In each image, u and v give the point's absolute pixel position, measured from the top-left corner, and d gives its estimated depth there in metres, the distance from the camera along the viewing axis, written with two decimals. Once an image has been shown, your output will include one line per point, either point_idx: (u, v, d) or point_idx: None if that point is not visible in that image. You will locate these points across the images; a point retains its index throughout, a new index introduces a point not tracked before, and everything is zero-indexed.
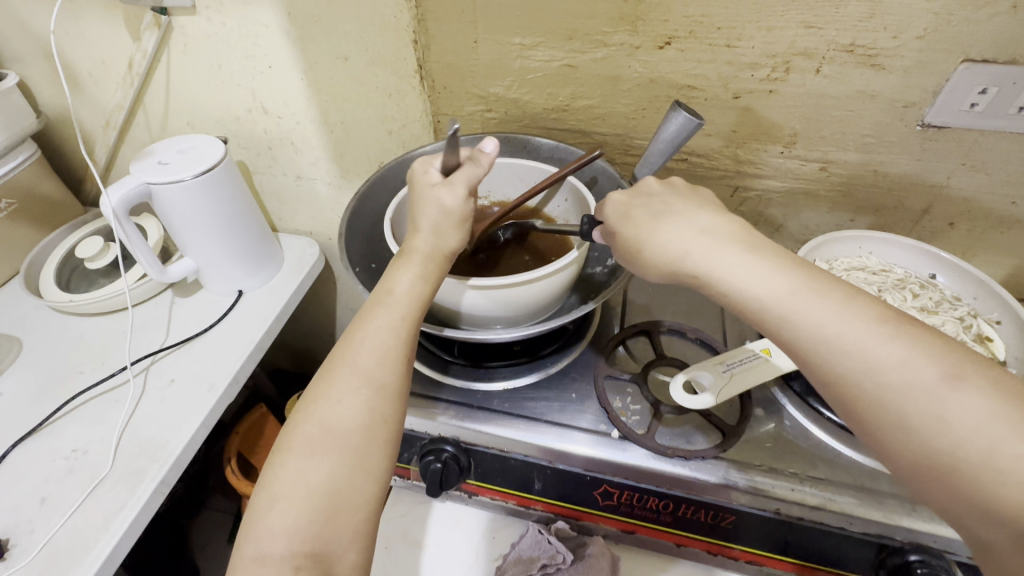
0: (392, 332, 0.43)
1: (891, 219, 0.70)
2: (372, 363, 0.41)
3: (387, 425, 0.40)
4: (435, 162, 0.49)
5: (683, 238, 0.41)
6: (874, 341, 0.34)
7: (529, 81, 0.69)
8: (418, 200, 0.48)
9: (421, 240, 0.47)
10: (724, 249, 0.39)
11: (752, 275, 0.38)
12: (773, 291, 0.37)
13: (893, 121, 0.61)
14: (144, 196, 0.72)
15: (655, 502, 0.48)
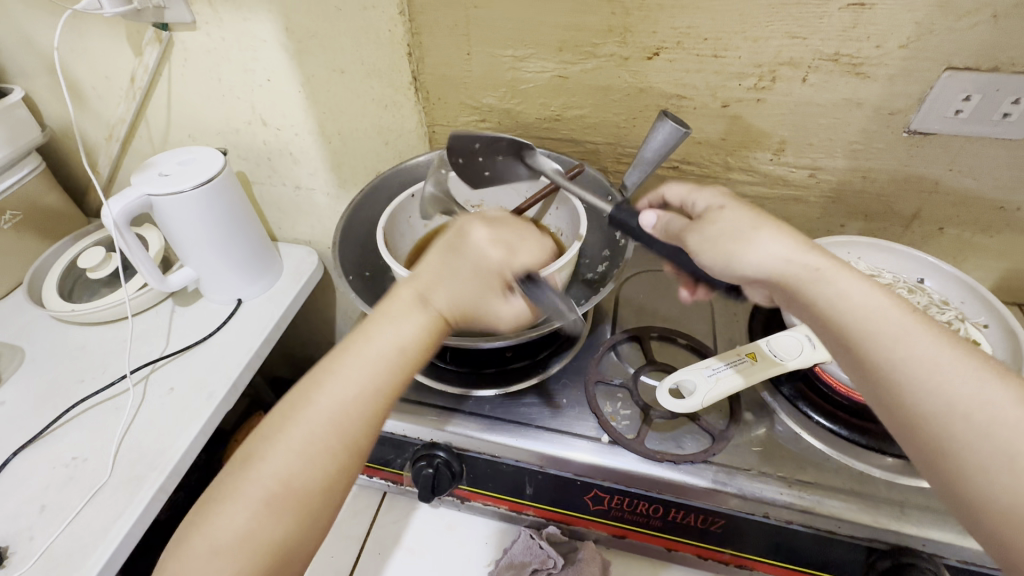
0: (366, 379, 0.41)
1: (882, 223, 0.71)
2: (336, 408, 0.40)
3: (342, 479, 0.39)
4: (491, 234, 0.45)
5: (760, 245, 0.41)
6: (970, 384, 0.34)
7: (521, 91, 0.70)
8: (450, 269, 0.44)
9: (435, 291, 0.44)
10: (792, 262, 0.40)
11: (824, 277, 0.39)
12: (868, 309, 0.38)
13: (880, 128, 0.61)
14: (143, 207, 0.74)
15: (644, 507, 0.48)
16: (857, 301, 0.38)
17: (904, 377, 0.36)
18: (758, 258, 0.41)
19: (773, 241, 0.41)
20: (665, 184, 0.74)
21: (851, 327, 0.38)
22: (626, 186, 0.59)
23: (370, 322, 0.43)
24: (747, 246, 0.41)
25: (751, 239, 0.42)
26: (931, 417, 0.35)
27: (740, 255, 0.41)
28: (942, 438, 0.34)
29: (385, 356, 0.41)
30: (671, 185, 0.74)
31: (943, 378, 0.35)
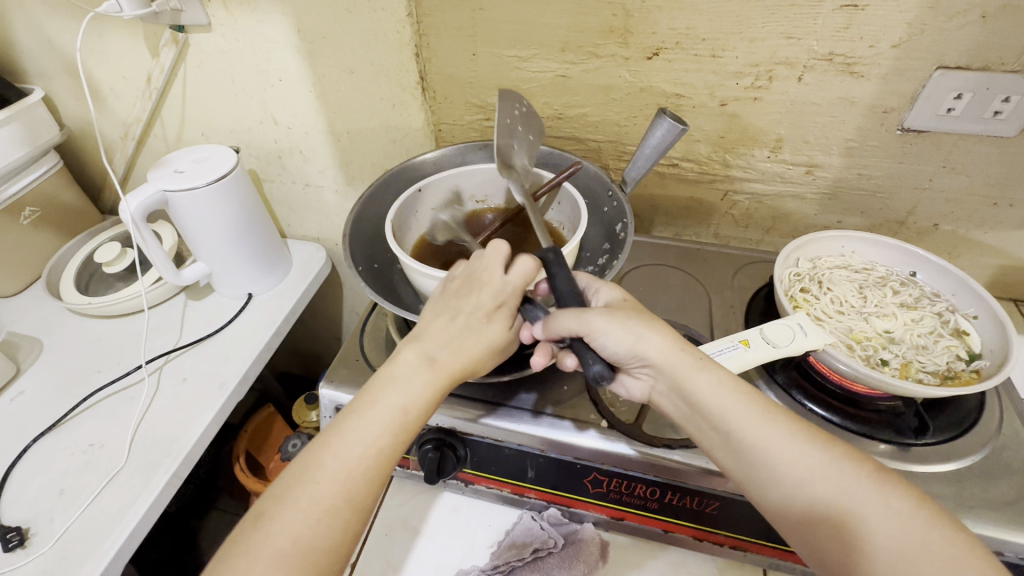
0: (373, 443, 0.44)
1: (878, 220, 0.72)
2: (345, 471, 0.42)
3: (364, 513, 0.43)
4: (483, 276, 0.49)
5: (648, 338, 0.45)
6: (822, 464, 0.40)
7: (525, 91, 0.72)
8: (448, 332, 0.48)
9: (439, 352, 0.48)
10: (671, 359, 0.45)
11: (695, 370, 0.45)
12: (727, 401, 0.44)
13: (875, 126, 0.63)
14: (159, 203, 0.76)
15: (642, 489, 0.50)
16: (718, 392, 0.44)
17: (769, 457, 0.41)
18: (650, 349, 0.45)
19: (658, 335, 0.46)
20: (664, 180, 0.76)
21: (719, 415, 0.43)
22: (627, 182, 0.61)
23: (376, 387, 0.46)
24: (635, 341, 0.45)
25: (642, 329, 0.46)
26: (795, 487, 0.40)
27: (635, 342, 0.45)
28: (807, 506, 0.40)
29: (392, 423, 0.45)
30: (670, 181, 0.76)
31: (798, 453, 0.41)
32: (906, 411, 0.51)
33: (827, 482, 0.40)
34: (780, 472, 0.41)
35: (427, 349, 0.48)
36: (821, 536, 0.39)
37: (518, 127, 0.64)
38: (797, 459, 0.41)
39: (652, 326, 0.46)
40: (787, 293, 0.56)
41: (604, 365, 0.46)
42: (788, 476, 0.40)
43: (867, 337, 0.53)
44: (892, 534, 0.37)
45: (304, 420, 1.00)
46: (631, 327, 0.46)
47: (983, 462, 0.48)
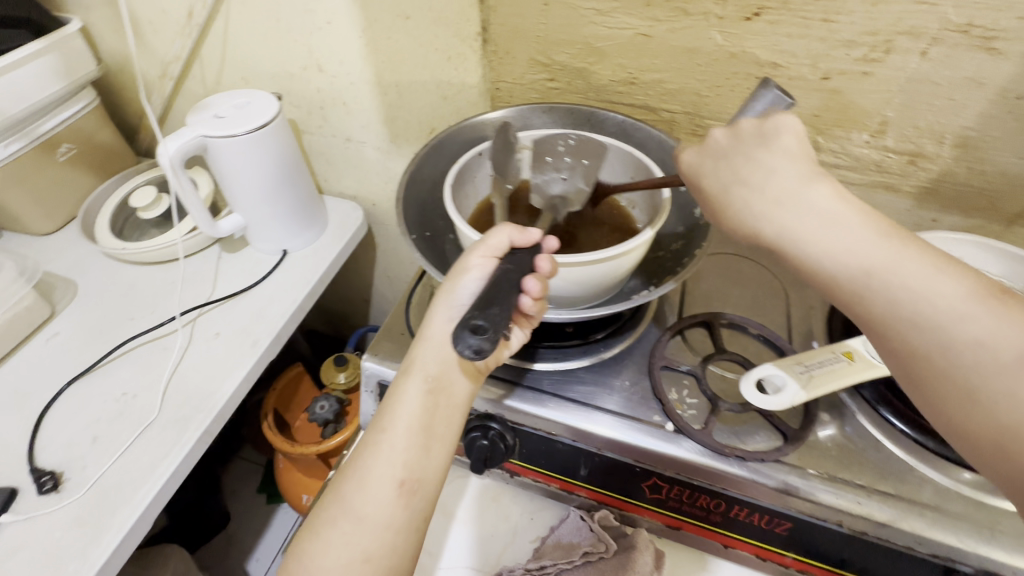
0: (388, 470, 0.43)
1: (980, 222, 0.64)
2: (375, 507, 0.42)
3: (409, 527, 0.43)
4: (470, 259, 0.46)
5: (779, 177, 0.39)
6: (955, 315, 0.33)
7: (598, 50, 0.65)
8: (429, 326, 0.47)
9: (427, 361, 0.47)
10: (783, 198, 0.39)
11: (799, 217, 0.38)
12: (842, 238, 0.37)
13: (1002, 113, 0.55)
14: (198, 148, 0.72)
15: (705, 501, 0.46)
16: (828, 245, 0.37)
17: (903, 319, 0.34)
18: (741, 204, 0.41)
19: (791, 174, 0.39)
20: None
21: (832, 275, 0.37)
22: None
23: (379, 418, 0.46)
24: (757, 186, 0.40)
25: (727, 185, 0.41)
26: (939, 363, 0.33)
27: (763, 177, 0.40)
28: (940, 378, 0.33)
29: (400, 438, 0.44)
30: None
31: (948, 321, 0.33)
32: None
33: (957, 332, 0.33)
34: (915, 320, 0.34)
35: (414, 363, 0.47)
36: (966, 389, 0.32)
37: (566, 158, 0.58)
38: (936, 306, 0.34)
39: (762, 164, 0.40)
40: None
41: (481, 336, 0.38)
42: (930, 344, 0.34)
43: None
44: None
45: (331, 381, 0.98)
46: (761, 166, 0.40)
47: None
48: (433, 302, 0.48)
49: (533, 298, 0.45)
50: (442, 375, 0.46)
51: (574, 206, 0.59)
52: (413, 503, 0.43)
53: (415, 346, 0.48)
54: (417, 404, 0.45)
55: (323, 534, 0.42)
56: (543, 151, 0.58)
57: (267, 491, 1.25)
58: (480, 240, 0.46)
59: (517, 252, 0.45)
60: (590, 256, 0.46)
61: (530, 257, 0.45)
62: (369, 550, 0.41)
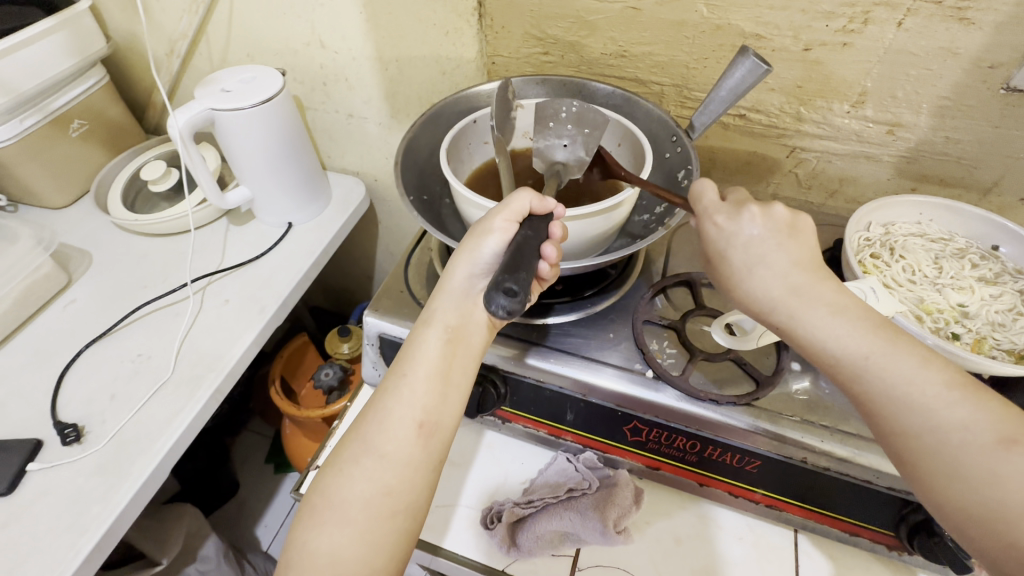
0: (408, 411, 0.44)
1: (957, 190, 0.67)
2: (388, 444, 0.43)
3: (428, 464, 0.43)
4: (492, 222, 0.47)
5: (783, 266, 0.42)
6: (942, 403, 0.36)
7: (590, 23, 0.67)
8: (448, 280, 0.49)
9: (446, 312, 0.48)
10: (797, 286, 0.41)
11: (808, 306, 0.40)
12: (840, 332, 0.40)
13: (975, 83, 0.57)
14: (206, 121, 0.75)
15: (682, 442, 0.49)
16: (837, 333, 0.39)
17: (896, 402, 0.37)
18: (758, 284, 0.42)
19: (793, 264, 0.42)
20: (728, 132, 0.71)
21: (839, 357, 0.39)
22: (694, 128, 0.58)
23: (395, 367, 0.47)
24: (762, 268, 0.42)
25: (746, 263, 0.43)
26: (928, 444, 0.36)
27: (770, 264, 0.42)
28: (924, 456, 0.36)
29: (421, 383, 0.45)
30: (735, 133, 0.71)
31: (940, 407, 0.36)
32: None
33: (940, 421, 0.36)
34: (901, 408, 0.37)
35: (434, 317, 0.48)
36: (947, 474, 0.35)
37: (567, 125, 0.59)
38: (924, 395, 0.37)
39: (782, 251, 0.42)
40: (856, 257, 0.53)
41: (510, 298, 0.39)
42: (921, 427, 0.36)
43: (939, 309, 0.50)
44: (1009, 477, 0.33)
45: (335, 351, 1.01)
46: (772, 252, 0.42)
47: None
48: (452, 257, 0.49)
49: (550, 264, 0.46)
50: (460, 329, 0.48)
51: (573, 171, 0.59)
52: (431, 442, 0.44)
53: (434, 299, 0.49)
54: (436, 351, 0.46)
55: (347, 469, 0.42)
56: (544, 116, 0.59)
57: (275, 460, 1.29)
58: (501, 204, 0.47)
59: (534, 218, 0.46)
60: (579, 210, 0.49)
61: (544, 223, 0.47)
62: (391, 484, 0.42)
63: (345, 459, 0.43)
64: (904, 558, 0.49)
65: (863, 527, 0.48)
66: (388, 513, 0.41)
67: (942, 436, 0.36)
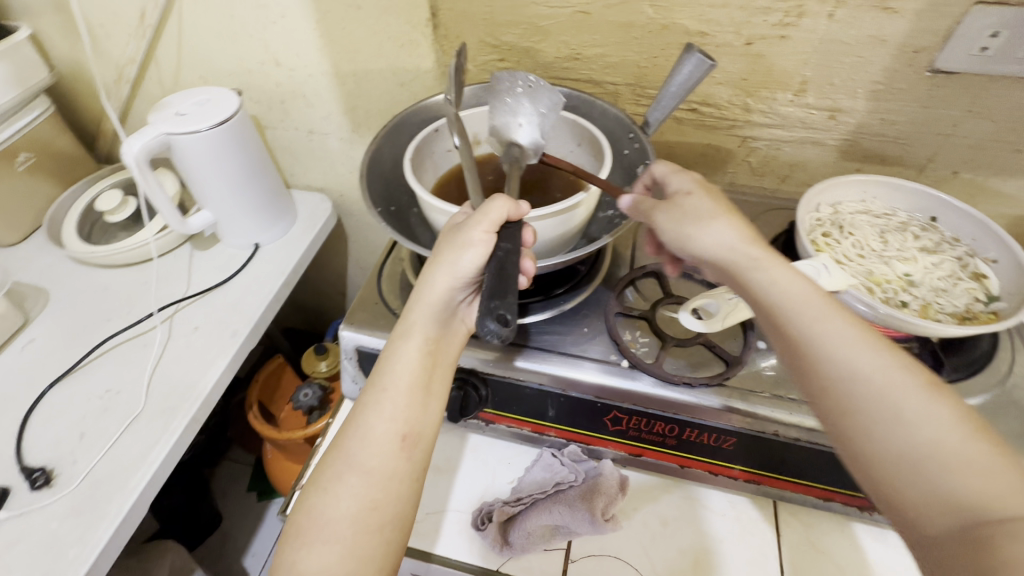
0: (390, 425, 0.44)
1: (897, 168, 0.71)
2: (372, 456, 0.43)
3: (411, 476, 0.44)
4: (471, 233, 0.46)
5: (717, 227, 0.45)
6: (864, 346, 0.37)
7: (542, 29, 0.69)
8: (426, 290, 0.47)
9: (423, 322, 0.47)
10: (735, 245, 0.44)
11: (749, 262, 0.43)
12: (774, 279, 0.42)
13: (903, 67, 0.61)
14: (162, 146, 0.74)
15: (661, 426, 0.51)
16: (785, 285, 0.41)
17: (816, 337, 0.39)
18: (697, 241, 0.45)
19: (726, 226, 0.45)
20: (682, 126, 0.74)
21: (782, 301, 0.41)
22: (648, 123, 0.60)
23: (373, 380, 0.46)
24: (698, 226, 0.45)
25: (706, 223, 0.45)
26: (844, 379, 0.37)
27: (703, 220, 0.45)
28: (859, 400, 0.36)
29: (403, 396, 0.45)
30: (688, 127, 0.74)
31: (860, 346, 0.37)
32: (922, 351, 0.52)
33: (863, 362, 0.37)
34: (821, 344, 0.38)
35: (411, 327, 0.47)
36: (862, 410, 0.36)
37: (522, 100, 0.59)
38: (847, 338, 0.38)
39: (721, 214, 0.46)
40: (809, 237, 0.55)
41: (500, 322, 0.40)
42: (840, 363, 0.37)
43: (887, 280, 0.53)
44: (916, 413, 0.34)
45: (313, 369, 1.00)
46: (708, 211, 0.46)
47: (993, 399, 0.49)
48: (429, 265, 0.48)
49: (527, 276, 0.48)
50: (437, 339, 0.48)
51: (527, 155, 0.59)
52: (415, 454, 0.45)
53: (409, 309, 0.48)
54: (415, 364, 0.46)
55: (334, 482, 0.42)
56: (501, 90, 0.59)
57: (258, 487, 1.26)
58: (478, 213, 0.46)
59: (512, 230, 0.46)
60: (545, 210, 0.50)
61: (518, 229, 0.46)
62: (378, 495, 0.42)
63: (332, 476, 0.43)
64: (875, 518, 0.52)
65: (835, 492, 0.51)
66: (378, 524, 0.41)
67: (858, 372, 0.37)
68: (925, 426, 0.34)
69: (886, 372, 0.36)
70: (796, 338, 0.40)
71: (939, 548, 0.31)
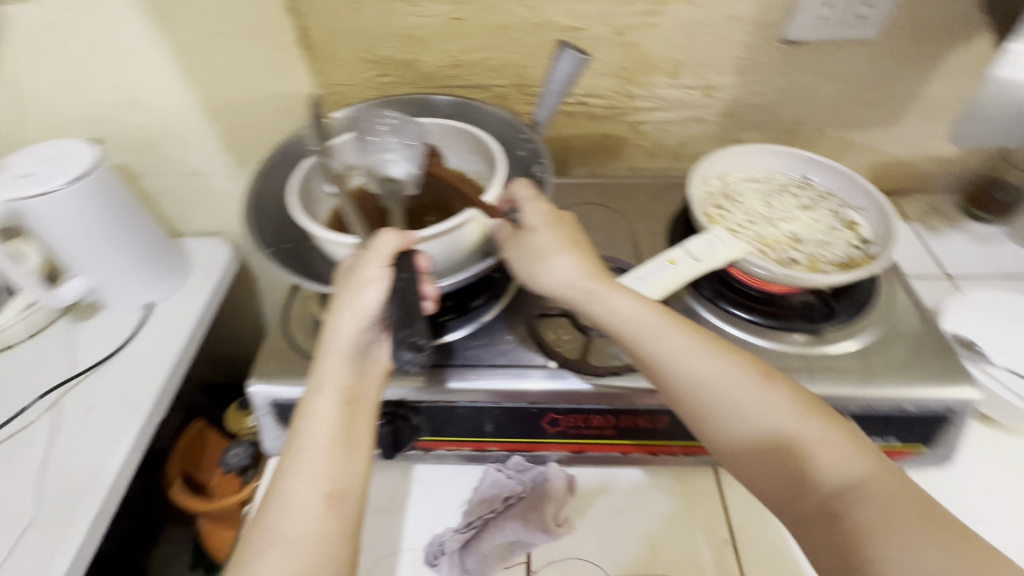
0: (312, 486, 0.41)
1: (772, 134, 0.76)
2: (297, 521, 0.40)
3: (344, 535, 0.41)
4: (364, 272, 0.44)
5: (560, 261, 0.50)
6: (704, 357, 0.45)
7: (419, 40, 0.67)
8: (333, 338, 0.45)
9: (335, 369, 0.45)
10: (577, 277, 0.50)
11: (589, 293, 0.49)
12: (621, 309, 0.48)
13: (758, 42, 0.66)
14: (9, 214, 0.65)
15: (598, 419, 0.51)
16: (626, 311, 0.47)
17: (667, 360, 0.46)
18: (546, 277, 0.50)
19: (565, 259, 0.50)
20: (574, 120, 0.75)
21: (636, 326, 0.47)
22: (538, 122, 0.61)
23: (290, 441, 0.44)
24: (543, 263, 0.50)
25: (548, 260, 0.50)
26: (700, 393, 0.44)
27: (546, 254, 0.51)
28: (713, 410, 0.44)
29: (322, 452, 0.43)
30: (580, 120, 0.75)
31: (700, 361, 0.45)
32: (816, 302, 0.56)
33: (707, 373, 0.45)
34: (673, 366, 0.45)
35: (323, 379, 0.45)
36: (720, 418, 0.43)
37: (389, 137, 0.58)
38: (690, 354, 0.45)
39: (552, 238, 0.51)
40: (703, 210, 0.58)
41: (414, 349, 0.42)
42: (691, 380, 0.45)
43: (776, 241, 0.57)
44: (759, 408, 0.42)
45: (241, 426, 0.94)
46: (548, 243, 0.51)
47: (882, 334, 0.54)
48: (332, 311, 0.46)
49: (433, 300, 0.46)
50: (354, 385, 0.45)
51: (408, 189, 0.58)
52: (344, 511, 0.42)
53: (319, 360, 0.46)
54: (331, 416, 0.44)
55: (262, 555, 0.39)
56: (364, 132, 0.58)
57: (201, 567, 1.15)
58: (368, 251, 0.44)
59: (405, 259, 0.44)
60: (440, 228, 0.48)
61: (411, 258, 0.45)
62: (313, 559, 0.39)
63: (258, 549, 0.39)
64: None
65: None
66: None
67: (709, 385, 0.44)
68: (765, 417, 0.42)
69: (724, 376, 0.44)
70: (653, 363, 0.46)
71: (808, 524, 0.39)
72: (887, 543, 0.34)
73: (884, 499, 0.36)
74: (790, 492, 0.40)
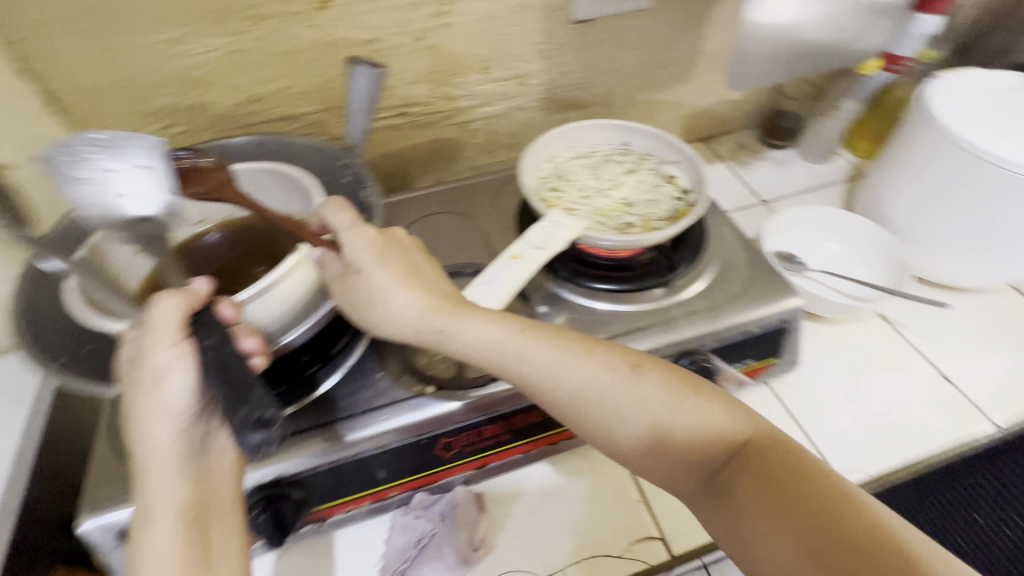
0: None
1: (591, 108, 0.80)
2: None
3: None
4: (156, 358, 0.36)
5: (401, 295, 0.46)
6: (578, 366, 0.45)
7: (199, 80, 0.60)
8: (147, 449, 0.37)
9: (165, 485, 0.37)
10: (428, 311, 0.46)
11: (449, 323, 0.46)
12: (486, 337, 0.46)
13: (551, 25, 0.69)
14: None
15: (490, 429, 0.50)
16: (493, 341, 0.46)
17: (546, 379, 0.45)
18: (386, 316, 0.46)
19: (407, 292, 0.46)
20: (401, 133, 0.73)
21: (502, 351, 0.46)
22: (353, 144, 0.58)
23: None
24: (385, 301, 0.46)
25: (389, 296, 0.46)
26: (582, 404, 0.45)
27: (385, 288, 0.46)
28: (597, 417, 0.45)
29: None
30: (407, 131, 0.73)
31: (574, 373, 0.45)
32: (659, 255, 0.60)
33: (584, 383, 0.45)
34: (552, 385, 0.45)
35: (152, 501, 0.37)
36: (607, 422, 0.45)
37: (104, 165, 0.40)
38: (563, 367, 0.45)
39: (386, 269, 0.46)
40: (539, 196, 0.59)
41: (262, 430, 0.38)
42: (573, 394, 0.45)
43: (610, 210, 0.60)
44: (637, 405, 0.44)
45: None
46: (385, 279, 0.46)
47: (719, 269, 0.60)
48: (133, 419, 0.37)
49: (259, 353, 0.42)
50: (196, 495, 0.38)
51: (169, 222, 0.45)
52: None
53: (140, 481, 0.37)
54: (174, 543, 0.36)
55: None
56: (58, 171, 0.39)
57: None
58: (150, 329, 0.37)
59: (204, 324, 0.38)
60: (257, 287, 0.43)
61: (212, 312, 0.39)
62: None
63: None
64: None
65: None
66: None
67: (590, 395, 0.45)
68: (644, 413, 0.44)
69: (600, 382, 0.45)
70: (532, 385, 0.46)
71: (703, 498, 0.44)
72: (769, 499, 0.40)
73: (757, 466, 0.41)
74: (684, 473, 0.44)
